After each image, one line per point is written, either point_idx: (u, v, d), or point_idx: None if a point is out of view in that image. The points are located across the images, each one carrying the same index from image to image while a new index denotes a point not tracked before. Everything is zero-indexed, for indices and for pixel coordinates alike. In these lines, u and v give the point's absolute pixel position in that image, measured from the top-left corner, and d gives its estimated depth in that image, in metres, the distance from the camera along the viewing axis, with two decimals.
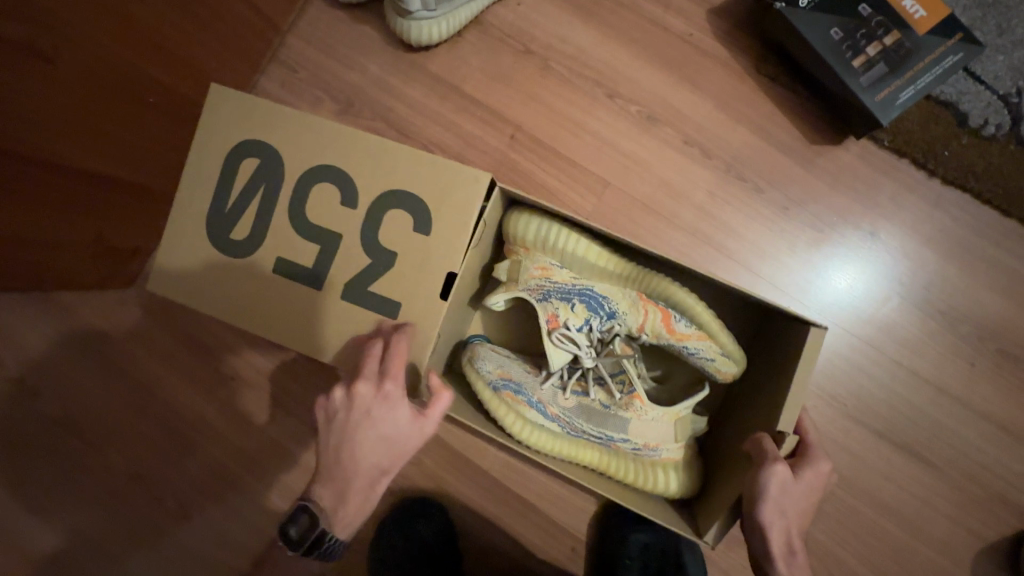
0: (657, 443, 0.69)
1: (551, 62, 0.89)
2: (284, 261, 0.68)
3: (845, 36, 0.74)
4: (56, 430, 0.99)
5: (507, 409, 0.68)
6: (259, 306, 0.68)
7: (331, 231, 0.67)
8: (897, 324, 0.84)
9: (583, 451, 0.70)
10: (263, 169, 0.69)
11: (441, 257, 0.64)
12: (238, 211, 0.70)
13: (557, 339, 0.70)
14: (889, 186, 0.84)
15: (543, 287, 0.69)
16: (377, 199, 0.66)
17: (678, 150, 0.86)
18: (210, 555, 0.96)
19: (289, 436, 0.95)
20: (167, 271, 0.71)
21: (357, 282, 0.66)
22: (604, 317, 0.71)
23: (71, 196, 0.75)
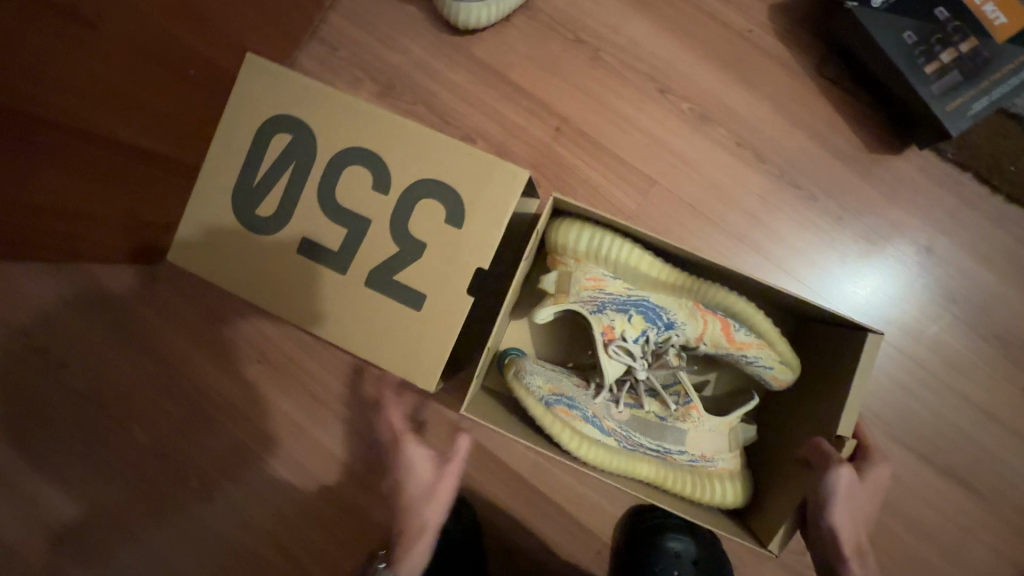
0: (712, 453, 0.68)
1: (602, 53, 0.86)
2: (311, 243, 0.66)
3: (919, 40, 0.71)
4: (79, 402, 0.98)
5: (564, 424, 0.65)
6: (288, 290, 0.66)
7: (361, 215, 0.65)
8: (949, 345, 0.81)
9: (640, 466, 0.66)
10: (294, 146, 0.66)
11: (473, 252, 0.63)
12: (265, 186, 0.67)
13: (612, 351, 0.68)
14: (950, 200, 0.81)
15: (597, 299, 0.67)
16: (411, 186, 0.64)
17: (729, 152, 0.83)
18: (229, 535, 0.95)
19: (314, 423, 0.94)
20: (193, 243, 0.67)
21: (386, 269, 0.65)
22: (661, 327, 0.69)
23: (89, 164, 0.71)
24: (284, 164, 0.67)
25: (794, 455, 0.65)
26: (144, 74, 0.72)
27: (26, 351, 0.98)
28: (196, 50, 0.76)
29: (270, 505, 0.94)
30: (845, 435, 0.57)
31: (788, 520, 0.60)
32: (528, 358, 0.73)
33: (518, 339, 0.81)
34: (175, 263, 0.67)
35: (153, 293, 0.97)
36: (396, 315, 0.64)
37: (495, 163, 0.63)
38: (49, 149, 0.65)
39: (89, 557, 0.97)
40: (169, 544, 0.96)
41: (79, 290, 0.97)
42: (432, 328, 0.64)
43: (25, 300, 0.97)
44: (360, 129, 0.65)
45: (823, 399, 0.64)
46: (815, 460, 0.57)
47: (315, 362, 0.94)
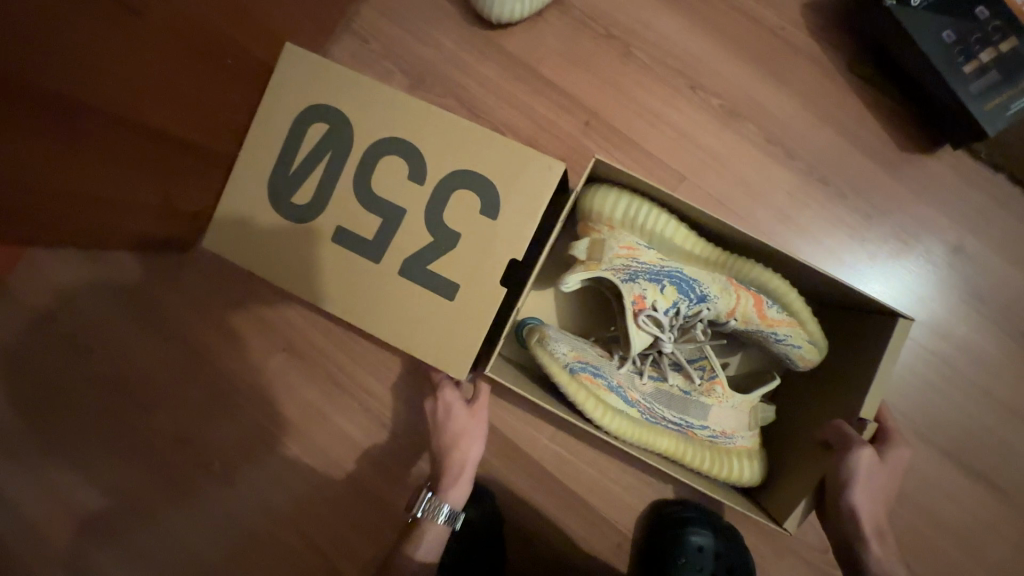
0: (733, 430, 0.69)
1: (633, 48, 0.86)
2: (345, 232, 0.65)
3: (957, 40, 0.71)
4: (106, 387, 0.99)
5: (589, 393, 0.65)
6: (322, 280, 0.66)
7: (395, 204, 0.65)
8: (978, 345, 0.81)
9: (660, 439, 0.67)
10: (329, 136, 0.67)
11: (507, 241, 0.62)
12: (301, 176, 0.67)
13: (642, 322, 0.65)
14: (981, 200, 0.81)
15: (629, 267, 0.65)
16: (446, 177, 0.64)
17: (759, 149, 0.83)
18: (252, 521, 0.96)
19: (337, 410, 0.95)
20: (227, 229, 0.68)
21: (419, 259, 0.64)
22: (692, 300, 0.67)
23: (121, 148, 0.71)
24: (320, 152, 0.67)
25: (812, 433, 0.66)
26: (185, 62, 0.73)
27: (54, 336, 1.00)
28: (231, 38, 0.77)
29: (293, 491, 0.95)
30: (867, 417, 0.59)
31: (807, 496, 0.61)
32: (550, 326, 0.72)
33: (538, 310, 0.81)
34: (211, 246, 0.68)
35: (179, 280, 0.98)
36: (428, 305, 0.64)
37: (529, 151, 0.62)
38: (82, 130, 0.64)
39: (114, 539, 0.99)
40: (192, 529, 0.97)
41: (107, 276, 0.99)
42: (465, 318, 0.63)
43: (56, 286, 0.99)
44: (395, 121, 0.65)
45: (845, 392, 0.63)
46: (837, 443, 0.58)
47: (340, 351, 0.95)
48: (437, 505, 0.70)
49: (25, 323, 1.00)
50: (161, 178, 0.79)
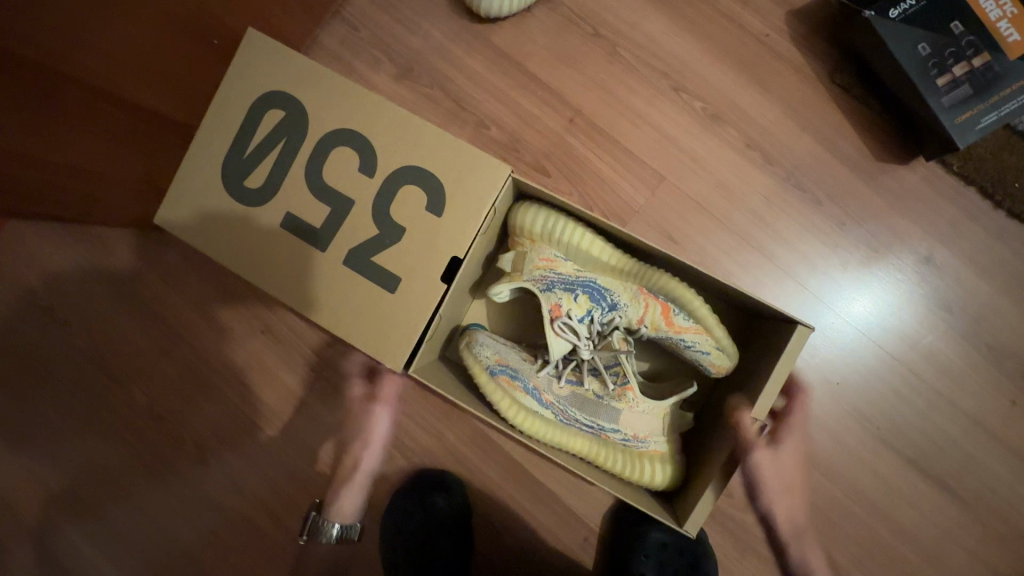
0: (646, 434, 0.69)
1: (619, 48, 0.87)
2: (295, 219, 0.66)
3: (933, 52, 0.72)
4: (84, 362, 1.00)
5: (504, 392, 0.67)
6: (271, 265, 0.66)
7: (347, 195, 0.65)
8: (942, 354, 0.83)
9: (575, 440, 0.68)
10: (288, 123, 0.67)
11: (447, 240, 0.63)
12: (256, 160, 0.67)
13: (558, 327, 0.69)
14: (951, 212, 0.82)
15: (547, 278, 0.68)
16: (397, 171, 0.64)
17: (739, 153, 0.85)
18: (224, 502, 0.96)
19: (314, 396, 0.95)
20: (180, 213, 0.68)
21: (364, 250, 0.65)
22: (605, 308, 0.70)
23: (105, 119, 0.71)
24: (276, 138, 0.68)
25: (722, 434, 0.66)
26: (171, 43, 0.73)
27: (35, 310, 1.00)
28: (216, 16, 0.77)
29: (268, 474, 0.96)
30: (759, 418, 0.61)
31: (704, 497, 0.62)
32: (483, 329, 0.75)
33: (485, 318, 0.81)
34: (167, 224, 0.68)
35: (160, 259, 0.98)
36: (375, 294, 0.64)
37: (478, 153, 0.63)
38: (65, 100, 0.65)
39: (85, 515, 0.99)
40: (165, 509, 0.98)
41: (87, 252, 0.99)
42: (407, 310, 0.64)
43: (39, 261, 0.99)
44: (350, 114, 0.66)
45: (755, 371, 0.66)
46: (735, 448, 0.61)
47: (318, 336, 0.95)
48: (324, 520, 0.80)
49: (6, 295, 1.00)
50: (148, 153, 0.80)
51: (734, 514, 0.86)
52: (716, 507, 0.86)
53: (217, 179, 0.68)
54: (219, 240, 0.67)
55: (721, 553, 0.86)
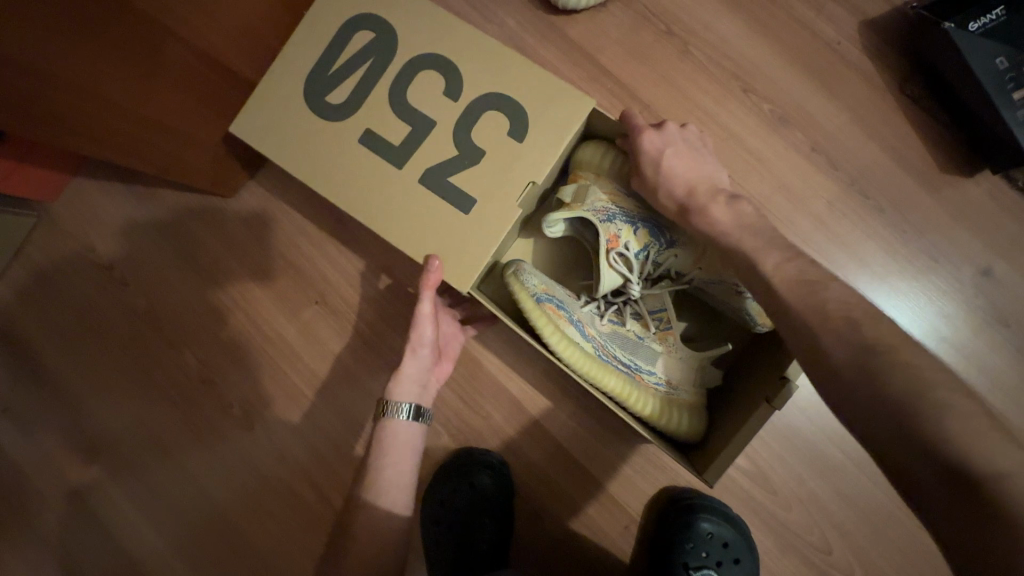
0: (678, 382, 0.71)
1: (690, 47, 0.89)
2: (373, 135, 0.67)
3: (1010, 67, 0.74)
4: (138, 322, 1.01)
5: (548, 317, 0.65)
6: (346, 178, 0.67)
7: (429, 115, 0.66)
8: (997, 367, 0.83)
9: (608, 376, 0.66)
10: (374, 45, 0.69)
11: (528, 165, 0.64)
12: (339, 77, 0.68)
13: (613, 259, 0.68)
14: (1012, 227, 0.83)
15: (608, 210, 0.68)
16: (482, 97, 0.66)
17: (804, 156, 0.86)
18: (268, 468, 0.97)
19: (363, 368, 0.96)
20: (255, 121, 0.70)
21: (442, 169, 0.65)
22: (662, 245, 0.71)
23: (163, 64, 0.69)
24: (361, 58, 0.69)
25: (749, 386, 0.69)
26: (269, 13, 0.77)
27: (93, 267, 1.02)
28: None
29: (312, 442, 0.97)
30: None
31: (730, 449, 0.62)
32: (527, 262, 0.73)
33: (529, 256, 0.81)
34: (239, 131, 0.70)
35: (221, 224, 1.00)
36: (446, 213, 0.65)
37: (562, 86, 0.65)
38: (126, 36, 0.63)
39: (127, 472, 1.00)
40: (208, 470, 0.99)
41: (153, 214, 1.02)
42: (480, 230, 0.64)
43: (106, 220, 1.02)
44: (438, 36, 0.67)
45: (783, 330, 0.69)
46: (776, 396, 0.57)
47: (372, 310, 0.97)
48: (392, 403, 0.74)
49: (67, 251, 1.03)
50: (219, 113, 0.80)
51: (776, 512, 0.86)
52: (761, 504, 0.86)
53: (298, 95, 0.69)
54: (292, 148, 0.69)
55: (761, 549, 0.86)
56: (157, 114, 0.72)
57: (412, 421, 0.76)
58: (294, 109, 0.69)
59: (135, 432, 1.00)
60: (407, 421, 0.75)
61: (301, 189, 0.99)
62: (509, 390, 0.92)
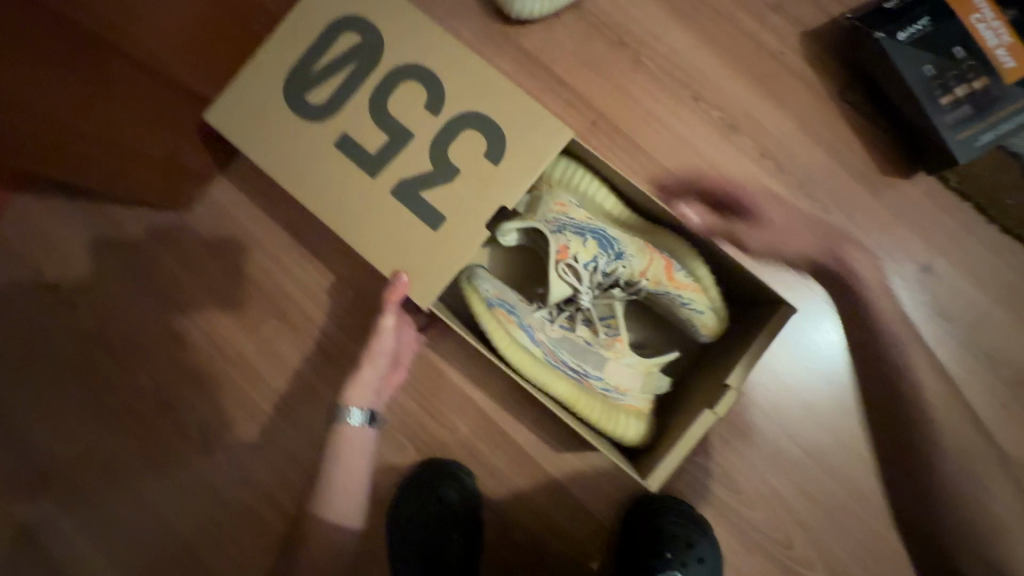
0: (626, 388, 0.73)
1: (642, 57, 0.91)
2: (349, 140, 0.66)
3: (937, 74, 0.79)
4: (88, 343, 0.98)
5: (500, 324, 0.67)
6: (319, 181, 0.66)
7: (407, 127, 0.65)
8: (940, 359, 0.87)
9: (558, 382, 0.68)
10: (360, 46, 0.67)
11: (501, 190, 0.64)
12: (322, 76, 0.66)
13: (561, 270, 0.68)
14: (948, 225, 0.87)
15: (559, 220, 0.70)
16: (461, 115, 0.65)
17: (753, 161, 0.89)
18: (228, 490, 0.95)
19: (325, 383, 0.95)
20: (228, 111, 0.68)
21: (415, 183, 0.65)
22: (611, 256, 0.71)
23: (111, 82, 0.67)
24: (347, 57, 0.67)
25: (695, 396, 0.73)
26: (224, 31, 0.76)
27: (40, 287, 0.98)
28: None
29: (274, 461, 0.94)
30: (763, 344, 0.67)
31: (672, 454, 0.67)
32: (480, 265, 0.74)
33: (490, 260, 0.82)
34: (209, 119, 0.68)
35: (176, 240, 0.98)
36: (414, 228, 0.65)
37: (542, 112, 0.64)
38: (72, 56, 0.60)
39: (79, 501, 0.96)
40: (165, 495, 0.95)
41: (103, 232, 0.98)
42: (450, 249, 0.64)
43: (53, 239, 0.99)
44: (423, 45, 0.66)
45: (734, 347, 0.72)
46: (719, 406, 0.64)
47: (333, 323, 0.95)
48: (345, 408, 0.75)
49: (10, 271, 0.98)
50: (163, 123, 0.77)
51: (740, 510, 0.88)
52: (724, 502, 0.88)
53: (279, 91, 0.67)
54: (264, 143, 0.67)
55: (726, 547, 0.87)
56: (101, 131, 0.70)
57: (366, 425, 0.77)
58: (272, 106, 0.67)
59: (86, 458, 0.96)
60: (360, 427, 0.76)
61: (258, 202, 0.97)
62: (474, 398, 0.92)
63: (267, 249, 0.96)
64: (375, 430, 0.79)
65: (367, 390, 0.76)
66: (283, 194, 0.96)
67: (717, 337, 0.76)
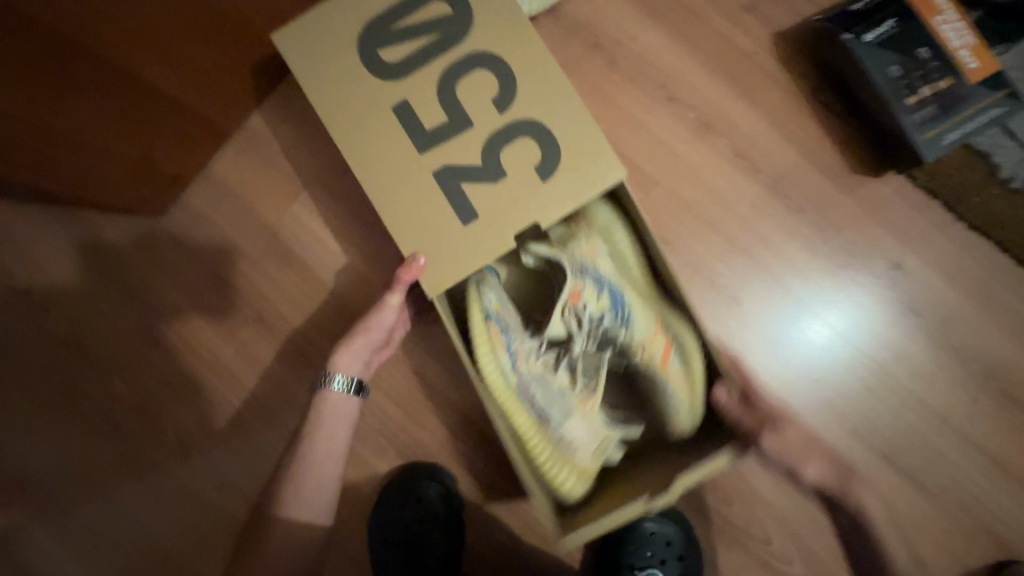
0: (580, 445, 0.70)
1: (618, 58, 0.92)
2: (407, 110, 0.65)
3: (902, 74, 0.81)
4: (63, 349, 0.96)
5: (489, 336, 0.64)
6: (365, 139, 0.65)
7: (470, 119, 0.65)
8: (912, 354, 0.88)
9: (518, 414, 0.65)
10: (446, 21, 0.65)
11: (540, 203, 0.65)
12: (399, 38, 0.65)
13: (565, 312, 0.67)
14: (920, 222, 0.89)
15: (584, 265, 0.69)
16: (524, 121, 0.65)
17: (728, 160, 0.90)
18: (207, 496, 0.94)
19: (304, 386, 0.94)
20: (297, 40, 0.66)
21: (458, 173, 0.65)
22: (616, 317, 0.68)
23: (85, 87, 0.66)
24: (430, 29, 0.66)
25: (636, 486, 0.71)
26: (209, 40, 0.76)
27: (13, 292, 0.97)
28: (243, 14, 0.78)
29: (253, 466, 0.94)
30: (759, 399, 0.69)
31: (600, 527, 0.63)
32: (491, 275, 0.73)
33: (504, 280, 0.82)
34: (276, 39, 0.66)
35: (152, 244, 0.97)
36: (445, 216, 0.65)
37: (601, 145, 0.65)
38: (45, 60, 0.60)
39: (56, 510, 0.94)
40: (143, 502, 0.94)
41: (77, 237, 0.97)
42: (478, 243, 0.65)
43: (25, 244, 0.97)
44: (505, 44, 0.65)
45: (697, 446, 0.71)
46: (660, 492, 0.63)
47: (311, 326, 0.94)
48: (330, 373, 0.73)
49: None
50: (136, 126, 0.76)
51: (718, 507, 0.88)
52: (703, 500, 0.88)
53: (352, 37, 0.66)
54: (325, 83, 0.66)
55: (705, 544, 0.88)
56: (73, 134, 0.69)
57: (351, 394, 0.74)
58: (341, 52, 0.66)
59: (62, 467, 0.95)
60: (344, 394, 0.73)
61: (234, 204, 0.96)
62: (454, 400, 0.92)
63: (244, 253, 0.96)
64: (359, 403, 0.76)
65: (355, 359, 0.74)
66: (261, 197, 0.96)
67: (682, 435, 0.73)
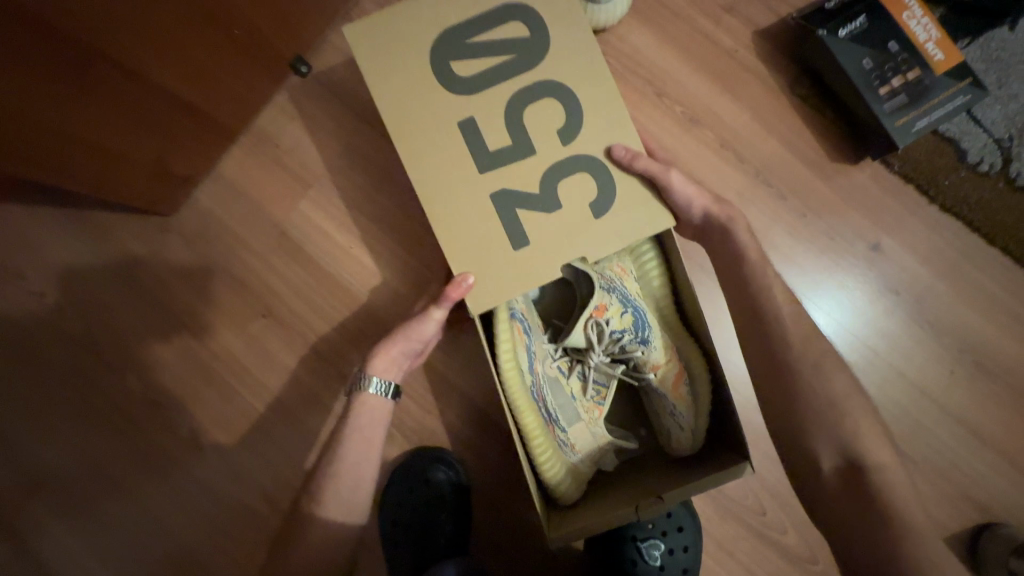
0: (580, 449, 0.74)
1: (607, 57, 0.97)
2: (472, 126, 0.64)
3: (874, 66, 0.86)
4: (77, 349, 0.99)
5: (512, 336, 0.69)
6: (425, 148, 0.64)
7: (533, 144, 0.64)
8: (893, 331, 0.93)
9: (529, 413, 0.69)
10: (524, 47, 0.64)
11: (592, 243, 0.64)
12: (474, 52, 0.64)
13: (589, 323, 0.71)
14: (896, 207, 0.94)
15: (612, 282, 0.74)
16: (582, 157, 0.65)
17: (714, 152, 0.95)
18: (221, 487, 0.96)
19: (314, 378, 0.97)
20: (369, 33, 0.63)
21: (515, 198, 0.64)
22: (636, 337, 0.73)
23: (109, 95, 0.70)
24: (509, 50, 0.64)
25: (627, 494, 0.75)
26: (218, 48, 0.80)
27: (26, 295, 0.99)
28: (252, 22, 0.82)
29: (266, 457, 0.97)
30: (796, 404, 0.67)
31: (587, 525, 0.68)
32: None
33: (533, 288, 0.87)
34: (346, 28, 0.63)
35: (163, 245, 1.00)
36: (496, 241, 0.64)
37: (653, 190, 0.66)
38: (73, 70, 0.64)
39: (73, 505, 0.97)
40: (158, 496, 0.97)
41: (88, 239, 1.00)
42: (526, 268, 0.64)
43: (37, 247, 1.00)
44: (583, 75, 0.65)
45: (694, 467, 0.74)
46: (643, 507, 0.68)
47: (319, 320, 0.98)
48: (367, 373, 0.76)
49: None
50: (151, 130, 0.80)
51: None
52: None
53: (424, 39, 0.63)
54: (392, 81, 0.63)
55: (703, 518, 0.92)
56: (93, 138, 0.73)
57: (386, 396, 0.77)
58: (413, 56, 0.63)
59: (78, 464, 0.97)
60: (380, 396, 0.76)
61: (243, 204, 1.00)
62: (459, 387, 0.95)
63: (252, 251, 0.99)
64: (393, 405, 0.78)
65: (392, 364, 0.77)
66: (268, 196, 0.99)
67: (682, 456, 0.77)
